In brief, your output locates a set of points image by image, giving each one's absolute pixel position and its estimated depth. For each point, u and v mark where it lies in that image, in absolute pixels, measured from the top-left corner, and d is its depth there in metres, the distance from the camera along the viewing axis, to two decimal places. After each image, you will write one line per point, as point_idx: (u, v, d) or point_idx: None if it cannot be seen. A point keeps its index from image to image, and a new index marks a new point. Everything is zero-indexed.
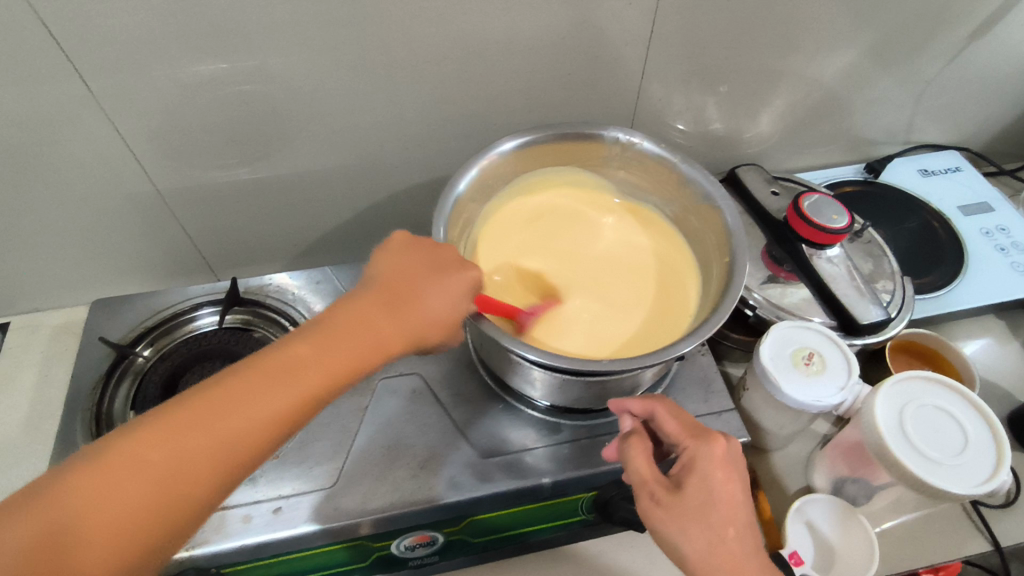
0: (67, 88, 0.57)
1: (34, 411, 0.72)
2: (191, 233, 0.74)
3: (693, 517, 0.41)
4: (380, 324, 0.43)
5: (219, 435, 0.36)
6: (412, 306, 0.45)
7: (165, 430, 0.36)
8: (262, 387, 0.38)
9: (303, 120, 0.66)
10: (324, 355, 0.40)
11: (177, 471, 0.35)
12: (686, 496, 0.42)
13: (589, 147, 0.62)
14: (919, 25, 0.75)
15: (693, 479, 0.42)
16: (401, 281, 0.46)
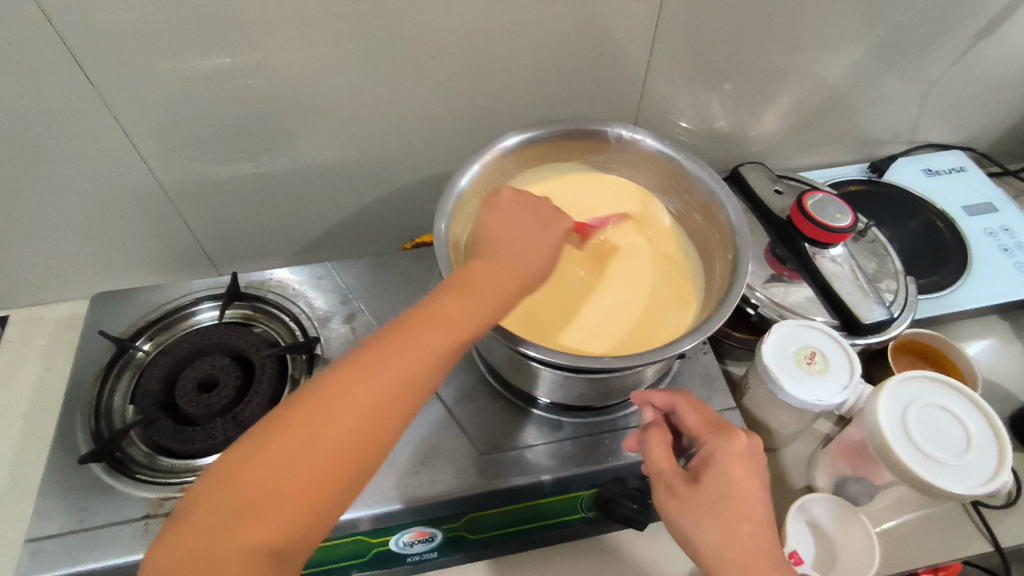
0: (70, 81, 0.57)
1: (35, 404, 0.72)
2: (193, 227, 0.74)
3: (707, 510, 0.41)
4: (490, 275, 0.45)
5: (367, 395, 0.38)
6: (520, 260, 0.46)
7: (310, 400, 0.38)
8: (394, 347, 0.40)
9: (306, 115, 0.66)
10: (447, 308, 0.42)
11: (335, 434, 0.37)
12: (701, 489, 0.42)
13: (592, 143, 0.62)
14: (926, 24, 0.75)
15: (710, 471, 0.42)
16: (504, 238, 0.48)
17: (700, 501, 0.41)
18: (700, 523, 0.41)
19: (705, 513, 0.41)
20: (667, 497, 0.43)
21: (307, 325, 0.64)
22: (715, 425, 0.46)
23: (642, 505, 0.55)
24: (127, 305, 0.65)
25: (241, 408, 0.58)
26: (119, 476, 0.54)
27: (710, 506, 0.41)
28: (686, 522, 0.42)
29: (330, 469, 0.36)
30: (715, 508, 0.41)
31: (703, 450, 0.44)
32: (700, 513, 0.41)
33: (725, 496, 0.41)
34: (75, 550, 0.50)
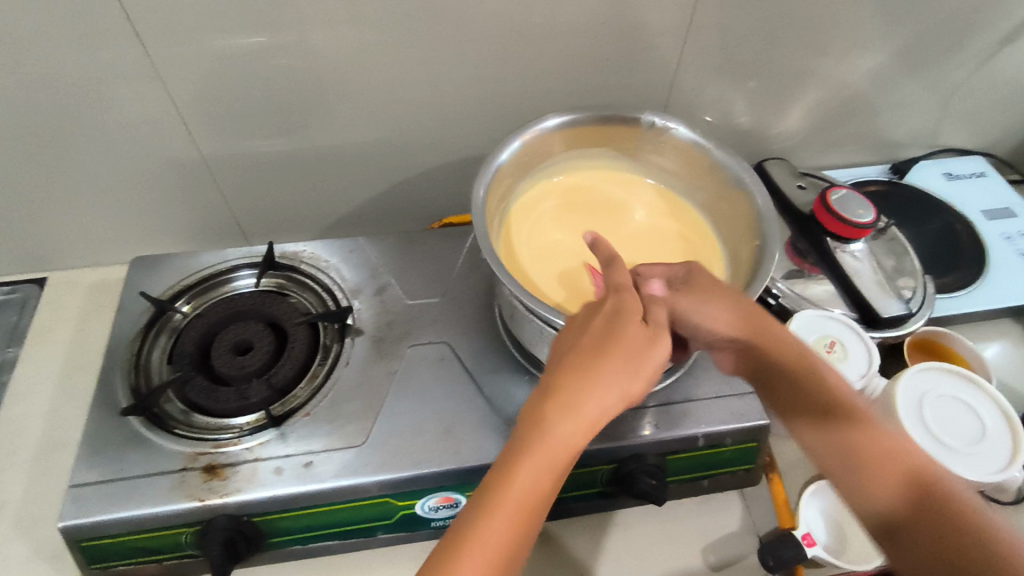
0: (124, 48, 0.59)
1: (70, 364, 0.74)
2: (228, 199, 0.76)
3: (714, 318, 0.52)
4: (650, 357, 0.45)
5: (562, 467, 0.42)
6: (664, 338, 0.47)
7: (516, 484, 0.41)
8: (570, 428, 0.42)
9: (343, 93, 0.67)
10: (610, 386, 0.43)
11: (546, 498, 0.41)
12: (704, 303, 0.52)
13: (626, 131, 0.64)
14: (951, 29, 0.76)
15: (693, 292, 0.53)
16: (624, 305, 0.47)
17: (703, 317, 0.52)
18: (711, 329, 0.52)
19: (713, 322, 0.52)
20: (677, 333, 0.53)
21: (339, 296, 0.66)
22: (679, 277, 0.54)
23: (659, 481, 0.57)
24: (165, 271, 0.67)
25: (274, 371, 0.60)
26: (157, 429, 0.56)
27: (716, 317, 0.52)
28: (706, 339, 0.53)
29: (535, 518, 0.41)
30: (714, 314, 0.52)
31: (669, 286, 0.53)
32: (709, 322, 0.52)
33: (715, 302, 0.52)
34: (115, 498, 0.52)
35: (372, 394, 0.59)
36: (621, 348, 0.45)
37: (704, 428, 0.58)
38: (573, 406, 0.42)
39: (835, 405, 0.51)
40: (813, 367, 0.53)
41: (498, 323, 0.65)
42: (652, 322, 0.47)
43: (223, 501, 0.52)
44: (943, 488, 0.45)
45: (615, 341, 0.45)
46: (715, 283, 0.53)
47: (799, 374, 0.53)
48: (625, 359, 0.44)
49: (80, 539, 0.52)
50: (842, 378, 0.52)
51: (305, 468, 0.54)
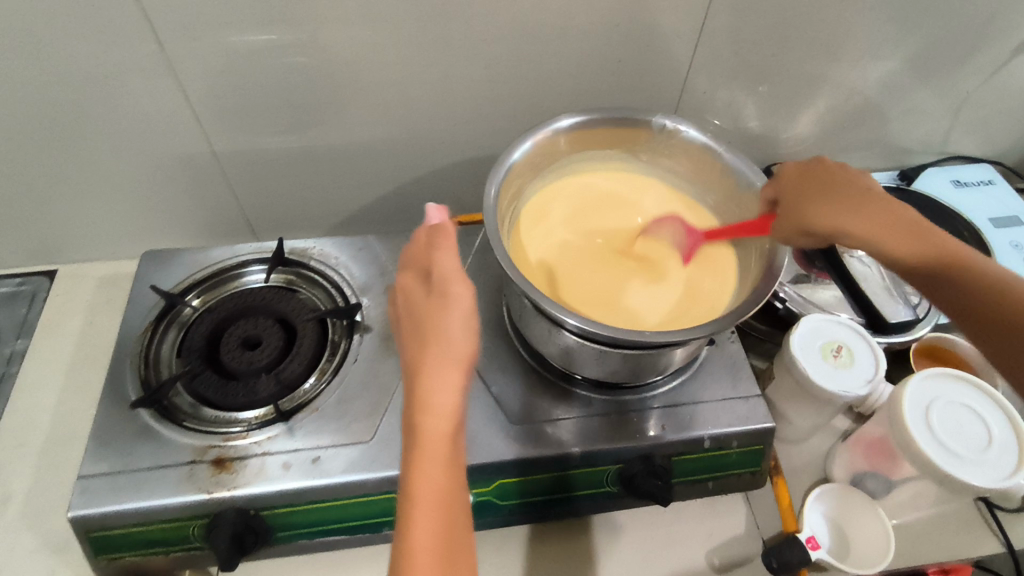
0: (142, 43, 0.60)
1: (80, 355, 0.74)
2: (239, 195, 0.76)
3: (834, 195, 0.56)
4: (457, 331, 0.44)
5: (450, 451, 0.41)
6: (455, 309, 0.45)
7: (412, 490, 0.39)
8: (433, 417, 0.41)
9: (356, 91, 0.68)
10: (438, 375, 0.42)
11: (452, 487, 0.40)
12: (828, 184, 0.56)
13: (629, 130, 0.64)
14: (962, 37, 0.76)
15: (808, 176, 0.58)
16: (425, 295, 0.47)
17: (812, 197, 0.56)
18: (835, 207, 0.55)
19: (833, 198, 0.55)
20: (798, 216, 0.55)
21: (348, 293, 0.66)
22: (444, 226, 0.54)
23: (666, 482, 0.57)
24: (175, 265, 0.68)
25: (283, 366, 0.60)
26: (166, 422, 0.57)
27: (837, 192, 0.56)
28: (815, 218, 0.54)
29: (455, 501, 0.40)
30: (870, 198, 0.55)
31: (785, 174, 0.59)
32: (834, 200, 0.55)
33: (868, 188, 0.56)
34: (124, 489, 0.52)
35: (380, 390, 0.59)
36: (439, 319, 0.45)
37: (710, 430, 0.58)
38: (421, 403, 0.42)
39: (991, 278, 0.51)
40: (970, 264, 0.52)
41: (506, 322, 0.65)
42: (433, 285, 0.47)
43: (231, 495, 0.53)
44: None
45: (431, 314, 0.46)
46: (825, 183, 0.57)
47: (927, 237, 0.53)
48: (438, 345, 0.44)
49: (88, 530, 0.52)
50: (993, 271, 0.52)
51: (313, 463, 0.54)
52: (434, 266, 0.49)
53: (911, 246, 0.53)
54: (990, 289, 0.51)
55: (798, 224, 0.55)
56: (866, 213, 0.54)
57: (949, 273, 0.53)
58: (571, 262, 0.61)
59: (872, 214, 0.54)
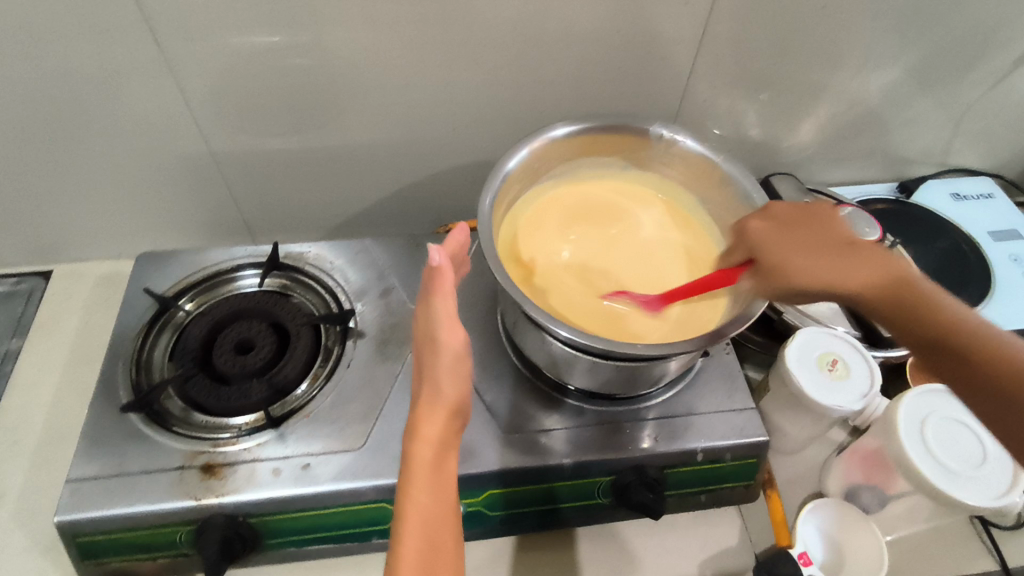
0: (141, 45, 0.60)
1: (74, 356, 0.74)
2: (237, 196, 0.76)
3: (797, 243, 0.52)
4: (445, 376, 0.47)
5: (437, 475, 0.44)
6: (446, 353, 0.47)
7: (401, 514, 0.42)
8: (422, 444, 0.44)
9: (355, 94, 0.68)
10: (424, 412, 0.46)
11: (443, 511, 0.43)
12: (783, 232, 0.54)
13: (620, 136, 0.63)
14: (964, 49, 0.76)
15: (773, 223, 0.54)
16: (421, 341, 0.49)
17: (784, 245, 0.52)
18: (792, 252, 0.52)
19: (800, 249, 0.52)
20: (777, 266, 0.52)
21: (342, 298, 0.66)
22: (457, 258, 0.54)
23: (658, 495, 0.57)
24: (170, 267, 0.67)
25: (275, 371, 0.60)
26: (157, 426, 0.56)
27: (797, 238, 0.53)
28: (799, 274, 0.50)
29: (447, 513, 0.43)
30: (847, 242, 0.51)
31: (746, 231, 0.55)
32: (799, 249, 0.52)
33: (836, 231, 0.53)
34: (113, 493, 0.52)
35: (373, 397, 0.59)
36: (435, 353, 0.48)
37: (704, 442, 0.58)
38: (413, 433, 0.45)
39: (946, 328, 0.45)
40: (941, 295, 0.47)
41: (501, 330, 0.65)
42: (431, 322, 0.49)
43: (220, 501, 0.52)
44: (992, 368, 0.42)
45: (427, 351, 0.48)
46: (786, 242, 0.53)
47: (889, 279, 0.48)
48: (427, 391, 0.47)
49: (76, 535, 0.52)
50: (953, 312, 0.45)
51: (303, 470, 0.54)
52: (436, 296, 0.49)
53: (873, 284, 0.48)
54: (920, 330, 0.46)
55: (781, 279, 0.51)
56: (829, 263, 0.50)
57: (936, 337, 0.45)
58: (566, 271, 0.61)
59: (853, 263, 0.50)
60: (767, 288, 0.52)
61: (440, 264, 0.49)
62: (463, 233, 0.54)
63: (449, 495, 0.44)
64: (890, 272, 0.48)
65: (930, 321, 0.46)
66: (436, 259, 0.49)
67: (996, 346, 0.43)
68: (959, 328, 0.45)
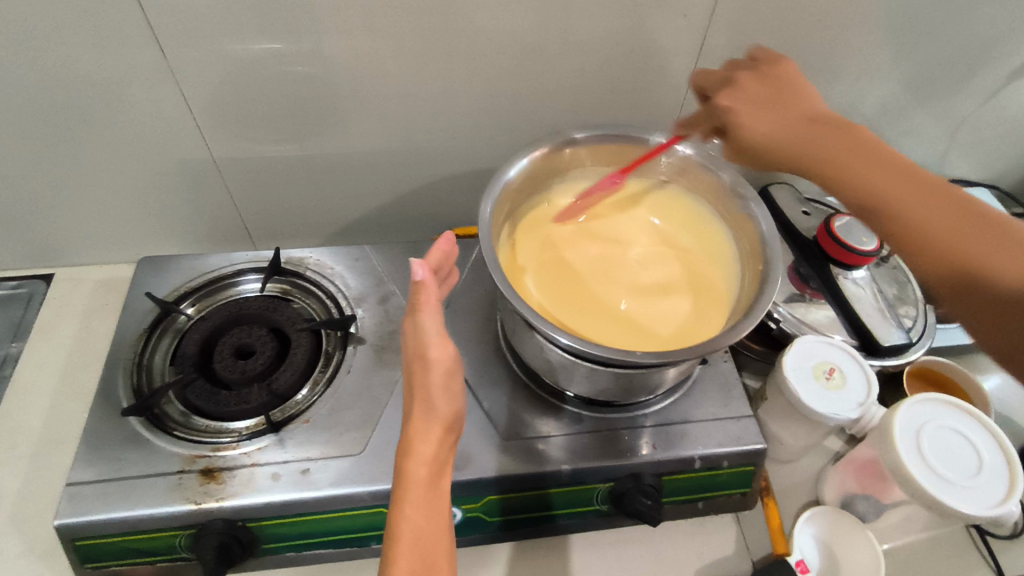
0: (145, 52, 0.61)
1: (73, 360, 0.74)
2: (237, 202, 0.76)
3: (779, 112, 0.50)
4: (439, 394, 0.47)
5: (432, 492, 0.44)
6: (437, 370, 0.47)
7: (395, 533, 0.41)
8: (417, 461, 0.44)
9: (355, 102, 0.68)
10: (419, 426, 0.46)
11: (436, 529, 0.43)
12: (765, 107, 0.51)
13: (607, 147, 0.64)
14: (959, 62, 0.77)
15: (739, 100, 0.53)
16: (409, 358, 0.49)
17: (758, 109, 0.51)
18: (767, 119, 0.50)
19: (779, 124, 0.49)
20: (738, 143, 0.51)
21: (342, 303, 0.66)
22: (442, 268, 0.52)
23: (656, 501, 0.57)
24: (172, 272, 0.68)
25: (276, 376, 0.60)
26: (157, 430, 0.56)
27: (756, 108, 0.51)
28: (775, 136, 0.49)
29: (442, 529, 0.43)
30: (810, 118, 0.49)
31: (719, 109, 0.53)
32: (771, 115, 0.50)
33: (801, 102, 0.51)
34: (111, 497, 0.52)
35: (371, 403, 0.59)
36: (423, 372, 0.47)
37: (701, 450, 0.58)
38: (408, 449, 0.45)
39: (848, 167, 0.45)
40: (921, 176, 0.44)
41: (500, 337, 0.66)
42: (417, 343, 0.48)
43: (219, 506, 0.52)
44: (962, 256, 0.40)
45: (417, 369, 0.48)
46: (765, 112, 0.51)
47: (859, 140, 0.46)
48: (421, 407, 0.47)
49: (74, 538, 0.52)
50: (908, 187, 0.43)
51: (302, 475, 0.54)
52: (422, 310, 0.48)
53: (823, 142, 0.46)
54: (894, 212, 0.43)
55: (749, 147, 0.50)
56: (786, 127, 0.49)
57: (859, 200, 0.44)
58: (565, 279, 0.62)
59: (806, 136, 0.48)
60: (736, 152, 0.52)
61: (424, 279, 0.47)
62: (448, 241, 0.53)
63: (444, 510, 0.44)
64: (856, 134, 0.46)
65: (921, 198, 0.42)
66: (419, 274, 0.47)
67: (917, 216, 0.42)
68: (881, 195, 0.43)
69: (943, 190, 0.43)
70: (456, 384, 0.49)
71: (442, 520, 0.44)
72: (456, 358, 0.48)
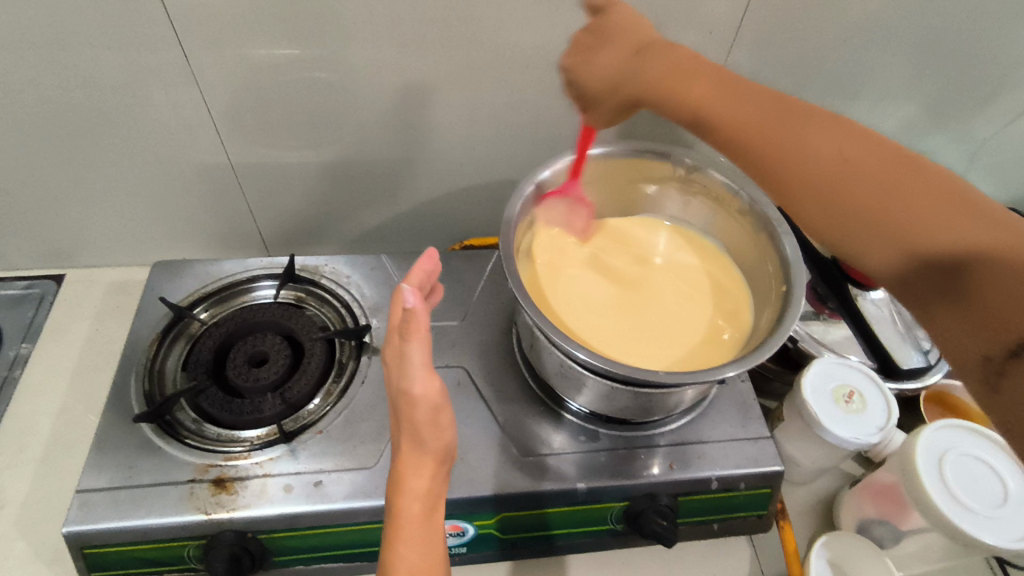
0: (168, 55, 0.60)
1: (84, 362, 0.74)
2: (254, 208, 0.76)
3: (654, 71, 0.48)
4: (427, 430, 0.45)
5: (427, 524, 0.44)
6: (423, 407, 0.44)
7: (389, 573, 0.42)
8: (409, 498, 0.44)
9: (377, 111, 0.68)
10: (411, 462, 0.45)
11: (432, 561, 0.44)
12: (593, 53, 0.50)
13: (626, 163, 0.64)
14: (982, 87, 0.77)
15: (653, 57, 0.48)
16: (392, 386, 0.46)
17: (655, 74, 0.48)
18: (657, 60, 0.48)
19: (676, 74, 0.47)
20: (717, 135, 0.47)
21: (357, 312, 0.66)
22: (426, 285, 0.50)
23: (671, 522, 0.56)
24: (187, 276, 0.67)
25: (290, 386, 0.60)
26: (168, 438, 0.56)
27: (665, 65, 0.48)
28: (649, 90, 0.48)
29: (436, 556, 0.44)
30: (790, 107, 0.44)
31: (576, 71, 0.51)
32: (678, 73, 0.47)
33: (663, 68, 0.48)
34: (121, 505, 0.51)
35: (386, 415, 0.59)
36: (408, 409, 0.44)
37: (718, 470, 0.58)
38: (399, 484, 0.45)
39: (773, 146, 0.43)
40: (814, 143, 0.42)
41: (516, 350, 0.65)
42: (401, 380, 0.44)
43: (229, 516, 0.52)
44: (846, 187, 0.40)
45: (399, 404, 0.45)
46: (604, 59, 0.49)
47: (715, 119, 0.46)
48: (410, 441, 0.45)
49: (82, 546, 0.51)
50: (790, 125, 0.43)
51: (314, 487, 0.53)
52: (403, 342, 0.44)
53: (737, 108, 0.45)
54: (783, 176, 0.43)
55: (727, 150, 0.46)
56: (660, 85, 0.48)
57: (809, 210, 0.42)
58: (582, 297, 0.61)
59: (719, 104, 0.45)
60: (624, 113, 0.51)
61: (415, 306, 0.44)
62: (432, 259, 0.49)
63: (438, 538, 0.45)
64: (806, 125, 0.42)
65: (800, 125, 0.43)
66: (410, 301, 0.44)
67: (798, 141, 0.42)
68: (784, 151, 0.42)
69: (872, 146, 0.40)
70: (447, 417, 0.46)
71: (435, 548, 0.44)
72: (444, 391, 0.45)
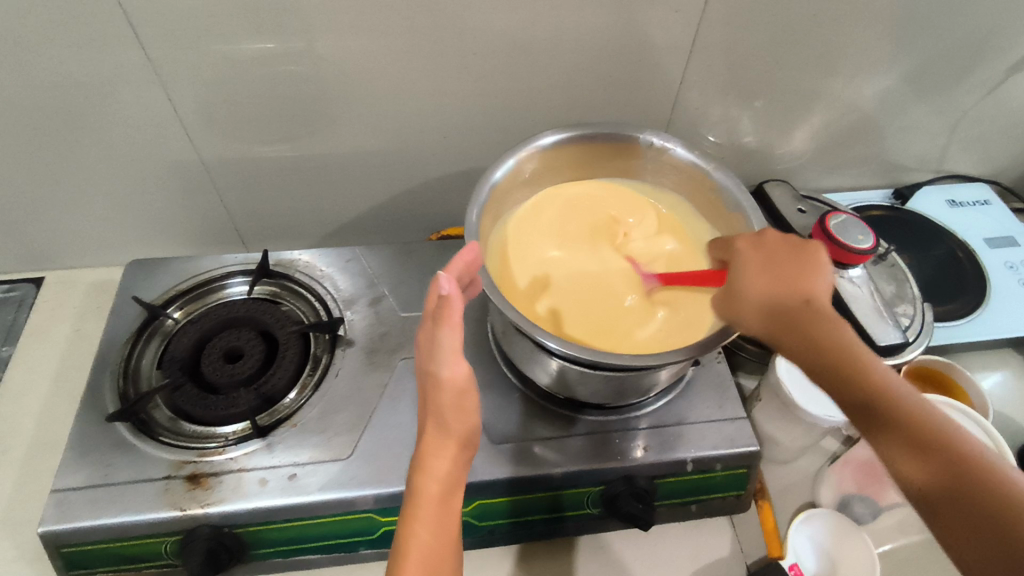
0: (129, 53, 0.60)
1: (64, 363, 0.74)
2: (228, 204, 0.76)
3: (756, 280, 0.49)
4: (451, 413, 0.46)
5: (443, 507, 0.44)
6: (449, 390, 0.45)
7: (404, 548, 0.42)
8: (429, 478, 0.44)
9: (346, 102, 0.68)
10: (433, 444, 0.45)
11: (445, 547, 0.43)
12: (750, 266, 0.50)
13: (594, 145, 0.63)
14: (960, 56, 0.76)
15: (758, 252, 0.51)
16: (423, 371, 0.47)
17: (752, 273, 0.50)
18: (815, 280, 0.48)
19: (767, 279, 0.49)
20: (727, 290, 0.50)
21: (332, 306, 0.66)
22: (466, 279, 0.50)
23: (647, 505, 0.57)
24: (160, 274, 0.67)
25: (265, 380, 0.60)
26: (144, 437, 0.56)
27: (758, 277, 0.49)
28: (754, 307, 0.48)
29: (450, 544, 0.44)
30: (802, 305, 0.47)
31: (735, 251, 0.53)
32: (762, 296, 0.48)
33: (807, 281, 0.48)
34: (97, 504, 0.52)
35: (361, 406, 0.59)
36: (438, 393, 0.46)
37: (694, 452, 0.58)
38: (420, 465, 0.45)
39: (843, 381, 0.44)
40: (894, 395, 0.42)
41: (491, 339, 0.65)
42: (436, 366, 0.46)
43: (205, 512, 0.52)
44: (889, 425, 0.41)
45: (429, 387, 0.47)
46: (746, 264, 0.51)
47: (821, 330, 0.45)
48: (434, 422, 0.46)
49: (59, 546, 0.51)
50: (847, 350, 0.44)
51: (289, 480, 0.54)
52: (439, 326, 0.46)
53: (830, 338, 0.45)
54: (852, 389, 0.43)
55: (741, 301, 0.49)
56: (778, 305, 0.47)
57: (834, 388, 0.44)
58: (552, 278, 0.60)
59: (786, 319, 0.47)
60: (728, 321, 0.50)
61: (450, 293, 0.45)
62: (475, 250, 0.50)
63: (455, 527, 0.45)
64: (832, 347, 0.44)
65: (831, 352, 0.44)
66: (444, 288, 0.45)
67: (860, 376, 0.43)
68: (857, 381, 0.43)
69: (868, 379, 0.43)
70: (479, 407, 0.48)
71: (452, 535, 0.44)
72: (473, 378, 0.47)
